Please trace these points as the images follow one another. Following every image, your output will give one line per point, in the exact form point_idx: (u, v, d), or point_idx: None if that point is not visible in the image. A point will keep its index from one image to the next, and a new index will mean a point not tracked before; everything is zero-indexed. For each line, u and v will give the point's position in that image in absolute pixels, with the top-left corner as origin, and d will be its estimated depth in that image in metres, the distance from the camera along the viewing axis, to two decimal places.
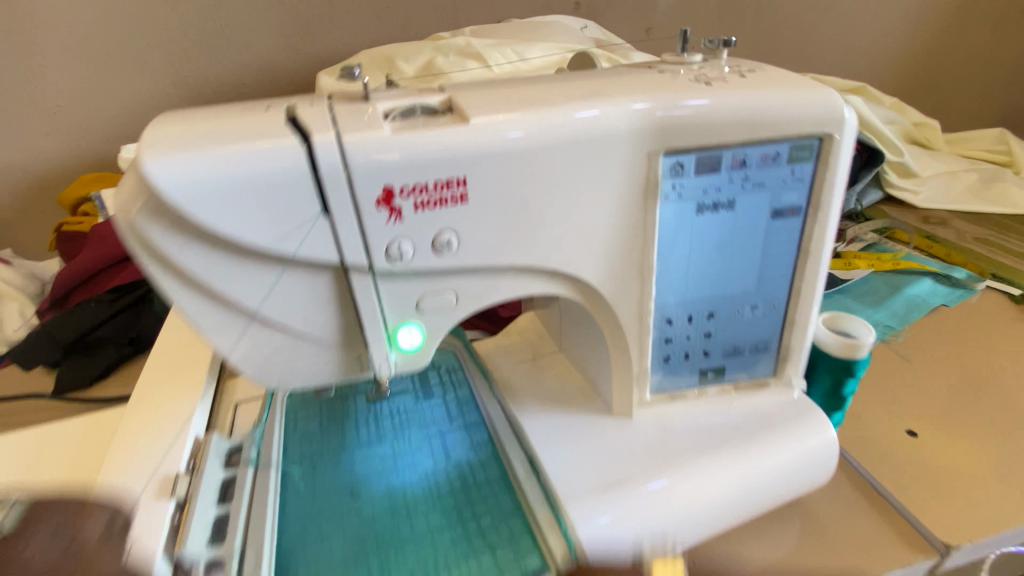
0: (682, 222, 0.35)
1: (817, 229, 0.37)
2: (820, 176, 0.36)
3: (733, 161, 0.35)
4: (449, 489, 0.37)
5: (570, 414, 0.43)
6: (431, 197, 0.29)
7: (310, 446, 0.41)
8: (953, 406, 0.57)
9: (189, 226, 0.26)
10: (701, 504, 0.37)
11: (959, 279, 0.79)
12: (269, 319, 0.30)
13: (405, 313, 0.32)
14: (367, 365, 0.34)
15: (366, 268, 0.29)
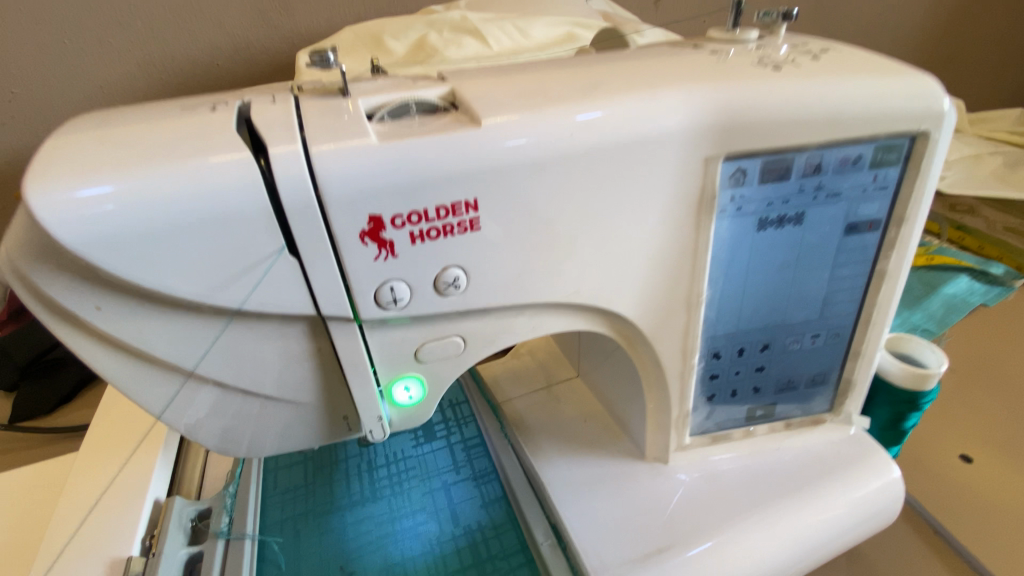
0: (740, 243, 0.29)
1: (900, 246, 0.30)
2: (910, 183, 0.29)
3: (806, 167, 0.27)
4: (458, 564, 0.31)
5: (596, 460, 0.37)
6: (431, 226, 0.22)
7: (294, 506, 0.35)
8: (1005, 425, 0.52)
9: (103, 279, 0.19)
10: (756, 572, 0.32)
11: (998, 275, 0.72)
12: (227, 384, 0.23)
13: (403, 365, 0.26)
14: (356, 426, 0.28)
15: (350, 317, 0.23)
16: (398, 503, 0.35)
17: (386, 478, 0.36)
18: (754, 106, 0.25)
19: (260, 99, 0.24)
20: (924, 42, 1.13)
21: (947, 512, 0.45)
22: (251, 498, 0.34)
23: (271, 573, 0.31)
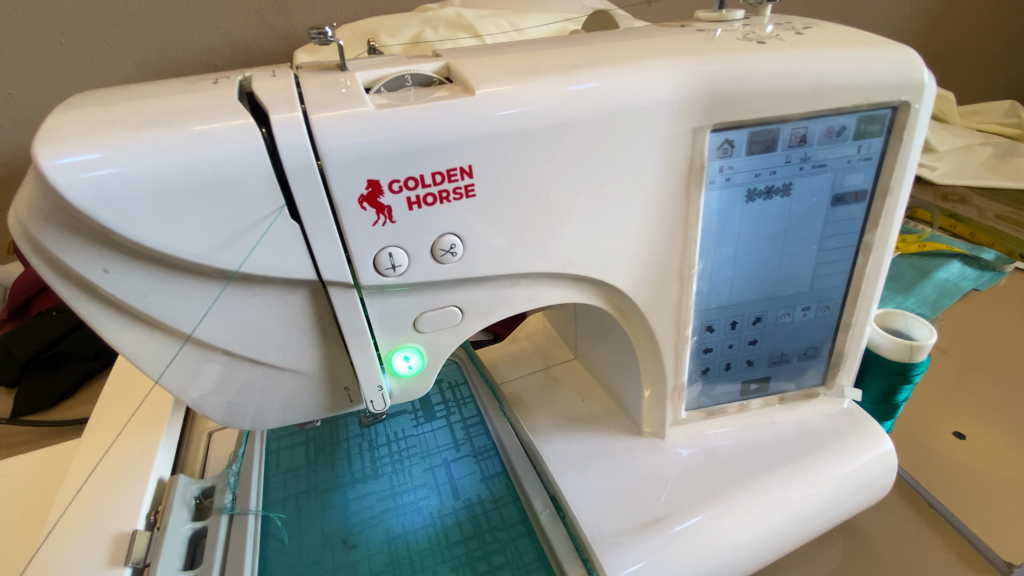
0: (729, 214, 0.30)
1: (886, 216, 0.31)
2: (893, 153, 0.30)
3: (792, 138, 0.28)
4: (459, 536, 0.32)
5: (595, 436, 0.38)
6: (428, 191, 0.23)
7: (296, 484, 0.35)
8: (998, 403, 0.52)
9: (111, 242, 0.20)
10: (751, 540, 0.33)
11: (988, 261, 0.74)
12: (231, 351, 0.24)
13: (403, 335, 0.27)
14: (358, 397, 0.28)
15: (350, 284, 0.23)
16: (400, 480, 0.35)
17: (387, 456, 0.37)
18: (738, 77, 0.26)
19: (260, 75, 0.24)
20: (915, 35, 1.14)
21: (942, 487, 0.45)
22: (255, 476, 0.34)
23: (275, 548, 0.31)
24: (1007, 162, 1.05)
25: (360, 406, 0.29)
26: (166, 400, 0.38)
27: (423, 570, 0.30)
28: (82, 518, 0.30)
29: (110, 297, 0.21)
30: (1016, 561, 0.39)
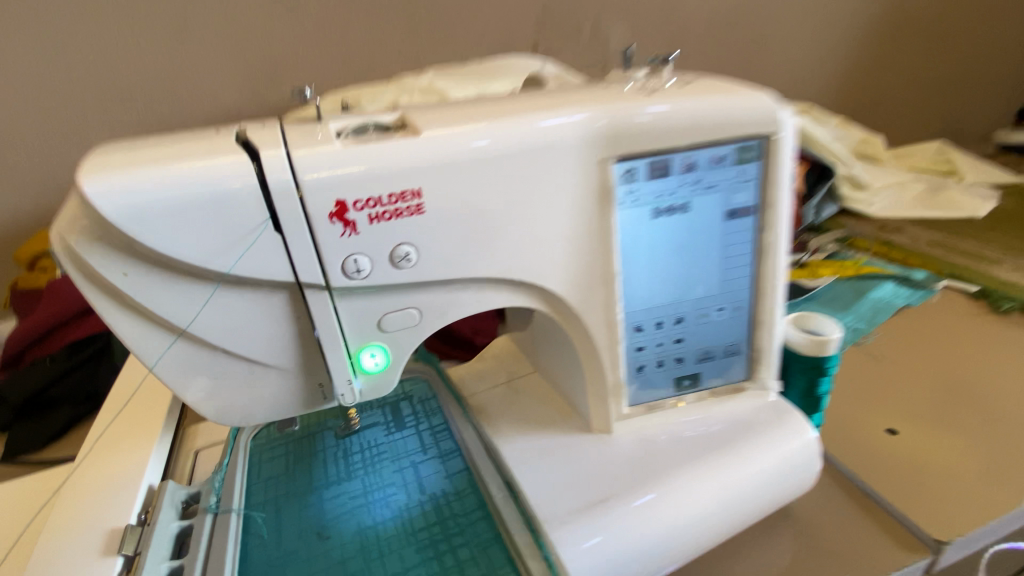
0: (640, 227, 0.36)
1: (773, 226, 0.38)
2: (768, 174, 0.36)
3: (683, 165, 0.35)
4: (424, 524, 0.35)
5: (551, 436, 0.41)
6: (385, 210, 0.28)
7: (275, 488, 0.38)
8: (928, 403, 0.57)
9: (130, 248, 0.25)
10: (687, 518, 0.36)
11: (918, 280, 0.82)
12: (221, 346, 0.29)
13: (369, 333, 0.32)
14: (329, 393, 0.33)
15: (322, 286, 0.29)
16: (372, 481, 0.39)
17: (360, 461, 0.40)
18: (632, 119, 0.33)
19: (251, 126, 0.31)
20: (844, 89, 1.28)
21: (880, 478, 0.49)
22: (239, 479, 0.38)
23: (257, 541, 0.34)
24: (937, 196, 1.16)
25: (331, 402, 0.33)
26: (155, 420, 0.41)
27: (390, 554, 0.33)
28: (76, 522, 0.34)
29: (122, 298, 0.26)
30: (944, 537, 0.42)
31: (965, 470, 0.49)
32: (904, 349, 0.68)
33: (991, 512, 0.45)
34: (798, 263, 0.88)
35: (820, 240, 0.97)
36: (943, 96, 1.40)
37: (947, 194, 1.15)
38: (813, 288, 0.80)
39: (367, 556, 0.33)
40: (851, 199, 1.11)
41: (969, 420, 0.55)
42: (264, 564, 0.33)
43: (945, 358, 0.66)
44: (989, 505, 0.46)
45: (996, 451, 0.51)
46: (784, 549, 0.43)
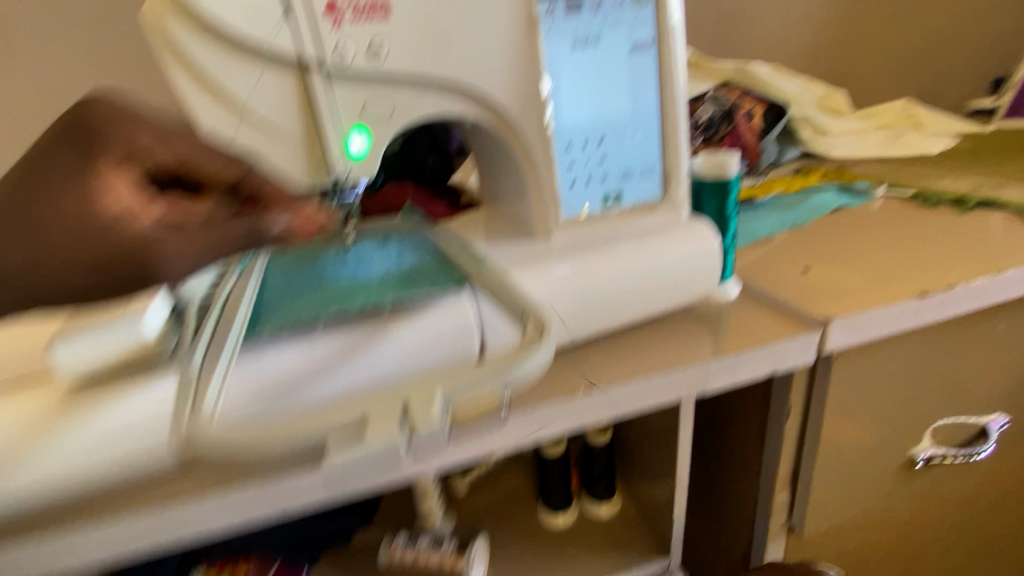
0: (563, 55, 0.48)
1: (668, 58, 0.50)
2: (660, 16, 0.49)
3: (592, 6, 0.47)
4: (399, 272, 0.46)
5: (503, 240, 0.52)
6: (362, 10, 0.42)
7: (287, 266, 0.49)
8: (847, 255, 0.66)
9: (198, 25, 0.40)
10: (605, 279, 0.48)
11: (859, 189, 0.92)
12: (252, 110, 0.43)
13: (354, 116, 0.45)
14: (326, 166, 0.46)
15: (319, 66, 0.43)
16: (361, 264, 0.49)
17: (354, 255, 0.51)
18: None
19: None
20: (809, 53, 1.39)
21: (788, 292, 0.57)
22: (257, 266, 0.48)
23: (271, 288, 0.44)
24: (897, 139, 1.17)
25: (327, 175, 0.47)
26: None
27: (372, 282, 0.44)
28: None
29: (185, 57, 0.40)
30: (830, 318, 0.52)
31: (867, 286, 0.57)
32: (838, 231, 0.77)
33: (877, 304, 0.53)
34: (753, 184, 0.99)
35: (777, 172, 1.08)
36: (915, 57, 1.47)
37: (906, 137, 1.16)
38: (762, 198, 0.91)
39: (354, 284, 0.44)
40: (810, 142, 1.14)
41: (883, 262, 0.63)
42: (275, 296, 0.43)
43: (874, 234, 0.74)
44: (880, 302, 0.54)
45: (894, 275, 0.59)
46: (700, 334, 0.52)
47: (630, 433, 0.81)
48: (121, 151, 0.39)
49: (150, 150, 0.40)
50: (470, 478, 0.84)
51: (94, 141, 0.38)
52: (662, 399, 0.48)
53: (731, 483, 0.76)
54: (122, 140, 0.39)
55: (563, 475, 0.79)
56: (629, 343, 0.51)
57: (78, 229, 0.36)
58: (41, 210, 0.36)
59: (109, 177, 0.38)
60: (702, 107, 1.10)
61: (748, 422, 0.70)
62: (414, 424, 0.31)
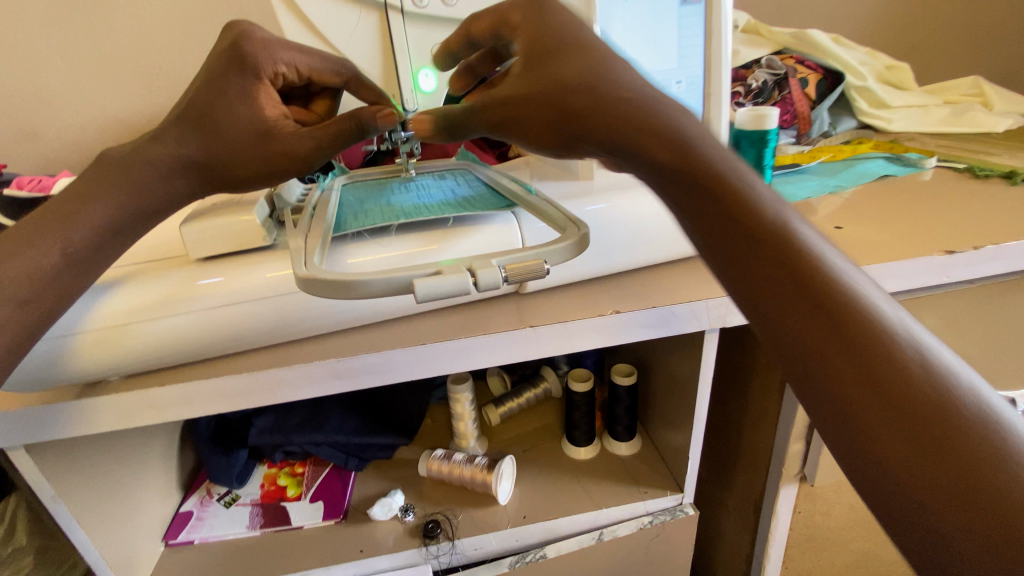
0: (615, 4, 0.56)
1: (714, 9, 0.56)
2: None
3: None
4: (455, 197, 0.52)
5: (547, 182, 0.62)
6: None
7: (359, 192, 0.57)
8: (878, 219, 0.70)
9: None
10: (637, 216, 0.53)
11: (910, 160, 0.92)
12: (341, 46, 0.55)
13: (425, 53, 0.56)
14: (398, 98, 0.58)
15: (400, 9, 0.54)
16: (421, 192, 0.55)
17: (415, 185, 0.58)
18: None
19: None
20: (879, 24, 1.35)
21: None
22: (333, 189, 0.56)
23: (346, 206, 0.51)
24: (960, 117, 1.12)
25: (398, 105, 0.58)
26: None
27: (432, 203, 0.51)
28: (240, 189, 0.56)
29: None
30: None
31: (889, 245, 0.62)
32: (876, 198, 0.79)
33: (890, 258, 0.59)
34: (799, 152, 0.99)
35: (827, 142, 1.07)
36: (1001, 32, 1.38)
37: (971, 114, 1.11)
38: (807, 165, 0.91)
39: (417, 203, 0.51)
40: (867, 115, 1.10)
41: (910, 227, 0.67)
42: (350, 211, 0.50)
43: (912, 203, 0.76)
44: (891, 257, 0.59)
45: (917, 238, 0.64)
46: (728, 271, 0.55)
47: (655, 383, 0.85)
48: (267, 65, 0.47)
49: (285, 69, 0.49)
50: (504, 411, 0.94)
51: (248, 57, 0.46)
52: (684, 329, 0.52)
53: (752, 431, 0.82)
54: (266, 54, 0.47)
55: (588, 414, 0.85)
56: (657, 276, 0.56)
57: (252, 129, 0.45)
58: (218, 113, 0.44)
59: (260, 88, 0.46)
60: (755, 73, 1.10)
61: (771, 375, 0.74)
62: (475, 274, 0.32)
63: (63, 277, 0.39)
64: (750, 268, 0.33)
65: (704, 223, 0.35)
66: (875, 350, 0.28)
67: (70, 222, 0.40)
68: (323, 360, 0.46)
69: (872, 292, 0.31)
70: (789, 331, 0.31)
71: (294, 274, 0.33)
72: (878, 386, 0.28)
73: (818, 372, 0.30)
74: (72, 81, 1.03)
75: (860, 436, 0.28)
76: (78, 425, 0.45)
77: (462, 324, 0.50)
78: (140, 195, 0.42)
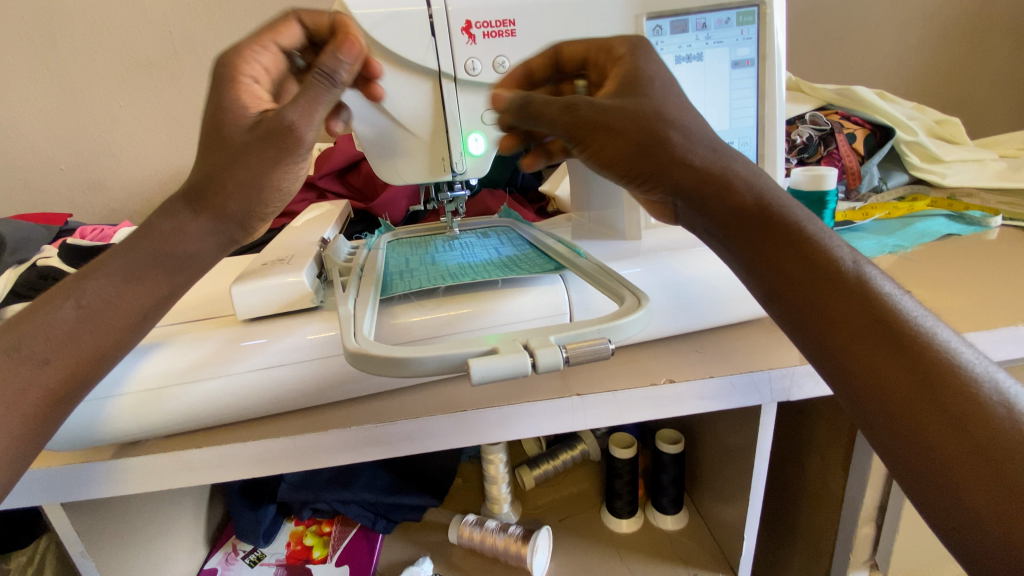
0: (667, 66, 0.56)
1: (768, 71, 0.57)
2: (762, 34, 0.56)
3: (697, 25, 0.55)
4: (500, 258, 0.52)
5: (596, 243, 0.61)
6: (493, 30, 0.54)
7: (404, 251, 0.57)
8: (948, 281, 0.65)
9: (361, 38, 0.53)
10: (686, 277, 0.51)
11: (973, 218, 0.87)
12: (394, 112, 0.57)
13: (474, 122, 0.58)
14: (446, 167, 0.60)
15: (453, 76, 0.56)
16: (466, 251, 0.55)
17: (459, 244, 0.58)
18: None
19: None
20: (923, 80, 1.33)
21: None
22: (379, 248, 0.56)
23: (392, 266, 0.51)
24: (1019, 172, 1.03)
25: (445, 173, 0.60)
26: (326, 223, 0.66)
27: (477, 263, 0.50)
28: (285, 244, 0.57)
29: None
30: None
31: (964, 310, 0.58)
32: (941, 258, 0.74)
33: (971, 327, 0.54)
34: (850, 209, 0.95)
35: (879, 198, 1.03)
36: None
37: None
38: (861, 222, 0.87)
39: (462, 263, 0.50)
40: (920, 169, 1.06)
41: (987, 291, 0.62)
42: (396, 270, 0.50)
43: (984, 264, 0.71)
44: (970, 324, 0.54)
45: (993, 303, 0.59)
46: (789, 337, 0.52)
47: (704, 451, 0.80)
48: (246, 72, 0.46)
49: (257, 59, 0.48)
50: (539, 474, 0.89)
51: (223, 70, 0.46)
52: (746, 401, 0.48)
53: (812, 510, 0.74)
54: (241, 62, 0.46)
55: (631, 483, 0.80)
56: (711, 342, 0.53)
57: (233, 136, 0.42)
58: (217, 133, 0.42)
59: (242, 87, 0.45)
60: (798, 129, 1.08)
61: (833, 449, 0.67)
62: (534, 353, 0.30)
63: (78, 329, 0.38)
64: (837, 325, 0.32)
65: (786, 275, 0.35)
66: (983, 419, 0.27)
67: (85, 280, 0.39)
68: (360, 425, 0.45)
69: (980, 365, 0.29)
70: (879, 391, 0.30)
71: (344, 348, 0.32)
72: (989, 456, 0.26)
73: (912, 435, 0.28)
74: (143, 140, 1.11)
75: (970, 505, 0.26)
76: (111, 485, 0.44)
77: (505, 391, 0.47)
78: (161, 245, 0.41)
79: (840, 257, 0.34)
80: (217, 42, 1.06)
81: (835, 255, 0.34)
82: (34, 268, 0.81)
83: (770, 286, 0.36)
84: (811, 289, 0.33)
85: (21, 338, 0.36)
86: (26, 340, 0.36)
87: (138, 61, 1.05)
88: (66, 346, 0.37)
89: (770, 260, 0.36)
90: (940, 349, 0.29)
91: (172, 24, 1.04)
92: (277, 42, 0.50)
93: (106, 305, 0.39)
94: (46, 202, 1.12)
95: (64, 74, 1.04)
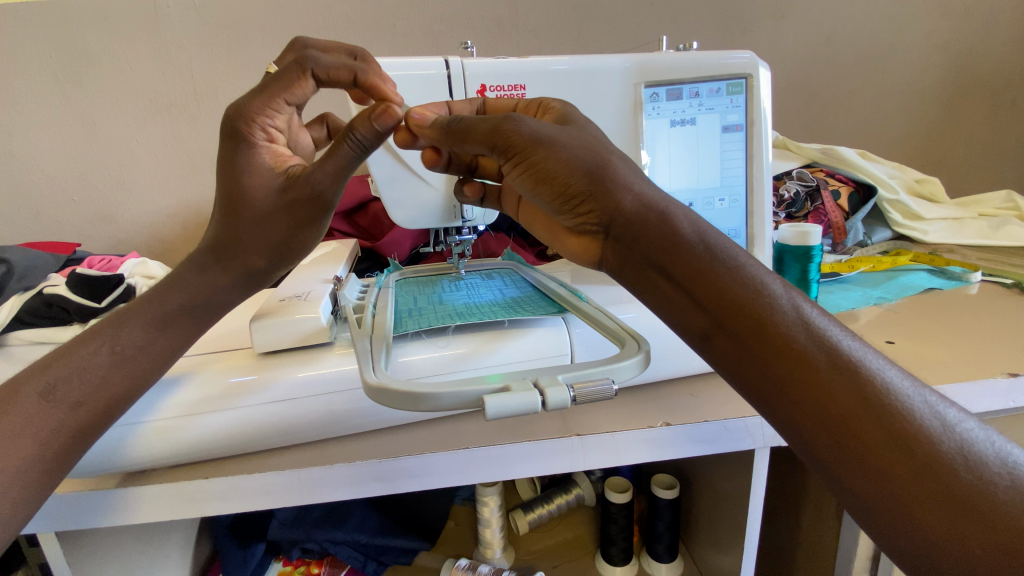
0: (662, 129, 0.60)
1: (756, 135, 0.62)
2: (750, 104, 0.61)
3: (690, 94, 0.60)
4: (504, 300, 0.54)
5: (596, 289, 0.64)
6: (505, 89, 0.58)
7: (412, 290, 0.60)
8: (929, 333, 0.68)
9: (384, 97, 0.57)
10: None
11: (954, 273, 0.91)
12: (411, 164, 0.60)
13: None
14: (458, 214, 0.63)
15: None
16: (471, 291, 0.58)
17: (465, 285, 0.60)
18: (658, 63, 0.59)
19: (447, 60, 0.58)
20: (901, 141, 1.41)
21: None
22: (389, 287, 0.59)
23: (402, 304, 0.54)
24: (997, 230, 1.09)
25: (457, 220, 0.64)
26: (337, 263, 0.68)
27: (483, 305, 0.52)
28: (297, 281, 0.60)
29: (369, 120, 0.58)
30: None
31: (943, 361, 0.60)
32: (922, 311, 0.78)
33: (952, 380, 0.56)
34: (837, 261, 0.99)
35: (864, 252, 1.08)
36: (1013, 153, 1.45)
37: (1008, 228, 1.08)
38: (847, 274, 0.91)
39: (467, 304, 0.52)
40: (903, 226, 1.11)
41: (965, 343, 0.65)
42: (406, 309, 0.52)
43: (962, 318, 0.74)
44: (952, 376, 0.57)
45: (972, 355, 0.62)
46: None
47: (701, 497, 0.79)
48: (256, 128, 0.45)
49: (269, 117, 0.45)
50: (533, 518, 0.87)
51: (236, 123, 0.44)
52: (739, 446, 0.49)
53: (807, 559, 0.74)
54: (247, 116, 0.44)
55: (626, 530, 0.79)
56: (708, 388, 0.55)
57: (263, 197, 0.44)
58: (241, 190, 0.44)
59: (257, 143, 0.44)
60: (787, 184, 1.14)
61: (827, 496, 0.68)
62: (544, 391, 0.32)
63: (116, 372, 0.41)
64: (778, 345, 0.31)
65: (734, 312, 0.32)
66: (932, 458, 0.27)
67: (119, 325, 0.43)
68: (364, 460, 0.46)
69: (908, 387, 0.30)
70: (835, 434, 0.29)
71: (364, 382, 0.34)
72: (941, 490, 0.26)
73: (870, 469, 0.28)
74: (157, 174, 1.15)
75: (940, 544, 0.26)
76: (119, 514, 0.45)
77: (506, 430, 0.49)
78: (194, 295, 0.46)
79: (770, 288, 0.33)
80: (234, 87, 1.11)
81: (769, 286, 0.33)
82: (39, 294, 0.81)
83: (713, 322, 0.33)
84: (749, 328, 0.32)
85: (57, 379, 0.39)
86: (63, 384, 0.39)
87: (158, 102, 1.10)
88: (101, 389, 0.40)
89: (711, 292, 0.33)
90: (873, 383, 0.29)
91: (193, 68, 1.09)
92: (288, 95, 0.46)
93: (139, 349, 0.43)
94: (55, 230, 1.15)
95: (87, 111, 1.08)
